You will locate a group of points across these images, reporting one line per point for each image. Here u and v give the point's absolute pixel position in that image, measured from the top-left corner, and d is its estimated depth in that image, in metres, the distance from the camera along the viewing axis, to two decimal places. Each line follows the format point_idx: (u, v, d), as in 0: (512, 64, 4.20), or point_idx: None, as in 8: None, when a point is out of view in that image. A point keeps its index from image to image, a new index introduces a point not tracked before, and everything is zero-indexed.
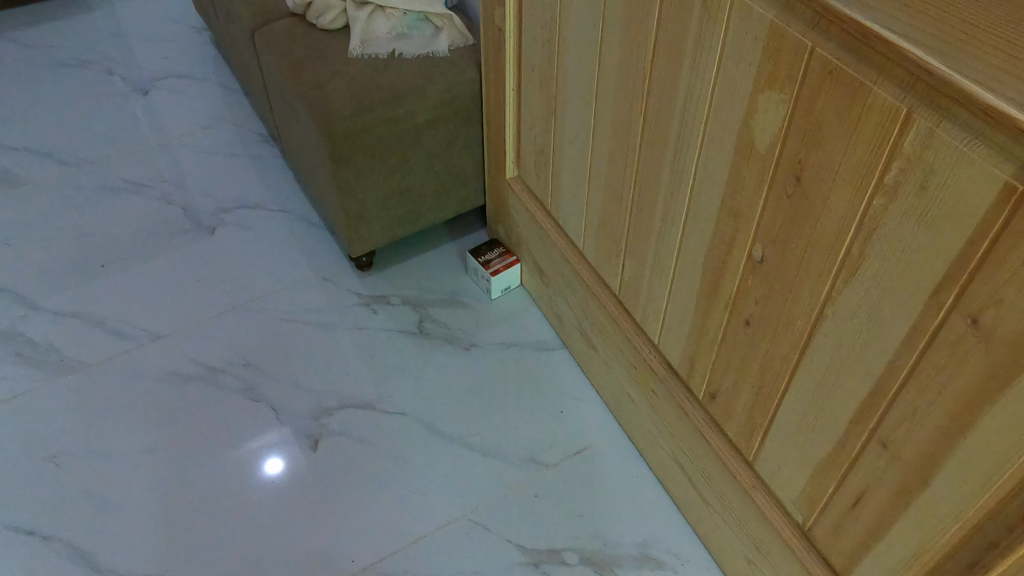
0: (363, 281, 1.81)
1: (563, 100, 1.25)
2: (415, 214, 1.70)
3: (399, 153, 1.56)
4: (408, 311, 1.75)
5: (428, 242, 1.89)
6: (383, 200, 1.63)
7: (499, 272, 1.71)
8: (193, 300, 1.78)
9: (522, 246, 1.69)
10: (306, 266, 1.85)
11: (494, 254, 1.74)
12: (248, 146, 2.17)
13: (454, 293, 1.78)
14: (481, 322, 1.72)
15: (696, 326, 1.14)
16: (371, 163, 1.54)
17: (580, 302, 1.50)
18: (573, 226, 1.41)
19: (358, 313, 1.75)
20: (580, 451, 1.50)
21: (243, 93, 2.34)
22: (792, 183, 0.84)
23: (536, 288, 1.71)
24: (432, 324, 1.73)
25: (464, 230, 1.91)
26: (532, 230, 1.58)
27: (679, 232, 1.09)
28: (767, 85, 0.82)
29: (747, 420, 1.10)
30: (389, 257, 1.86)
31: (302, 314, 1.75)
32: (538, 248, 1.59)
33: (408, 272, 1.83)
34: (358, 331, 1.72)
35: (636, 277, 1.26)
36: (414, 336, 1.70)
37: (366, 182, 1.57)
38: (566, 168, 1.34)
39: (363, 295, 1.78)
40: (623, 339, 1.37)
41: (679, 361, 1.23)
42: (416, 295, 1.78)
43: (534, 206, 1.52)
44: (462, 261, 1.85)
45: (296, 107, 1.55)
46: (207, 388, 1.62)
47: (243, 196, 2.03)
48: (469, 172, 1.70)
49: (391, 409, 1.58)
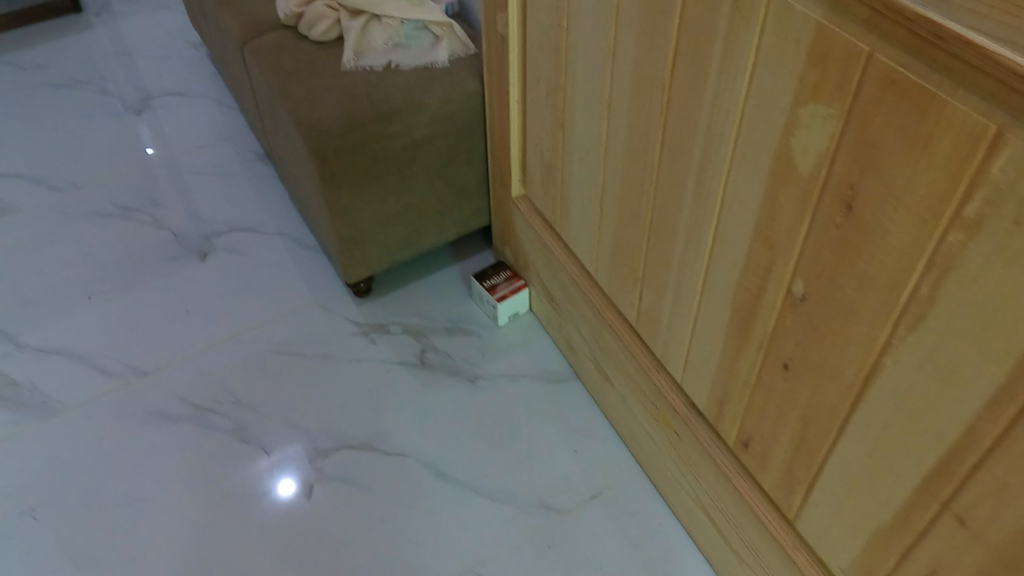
0: (363, 308, 1.70)
1: (571, 114, 1.13)
2: (415, 236, 1.59)
3: (396, 171, 1.44)
4: (410, 341, 1.63)
5: (431, 265, 1.77)
6: (380, 222, 1.51)
7: (506, 297, 1.57)
8: (182, 332, 1.68)
9: (529, 269, 1.55)
10: (302, 293, 1.74)
11: (500, 278, 1.61)
12: (244, 165, 2.07)
13: (458, 320, 1.66)
14: (486, 351, 1.59)
15: (726, 367, 1.00)
16: (365, 183, 1.43)
17: (591, 333, 1.36)
18: (582, 251, 1.28)
19: (356, 343, 1.64)
20: (597, 494, 1.37)
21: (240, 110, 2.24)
22: (841, 211, 0.71)
23: (544, 314, 1.57)
24: (435, 354, 1.60)
25: (469, 252, 1.79)
26: (538, 252, 1.44)
27: (704, 261, 0.94)
28: (812, 97, 0.69)
29: (786, 473, 0.97)
30: (390, 282, 1.75)
31: (298, 346, 1.64)
32: (545, 273, 1.45)
33: (409, 298, 1.71)
34: (357, 363, 1.60)
35: (653, 310, 1.12)
36: (416, 368, 1.58)
37: (361, 204, 1.46)
38: (574, 188, 1.21)
39: (361, 325, 1.67)
40: (641, 375, 1.23)
41: (705, 403, 1.09)
42: (418, 322, 1.66)
43: (540, 226, 1.39)
44: (467, 285, 1.72)
45: (285, 125, 1.44)
46: (195, 429, 1.51)
47: (238, 219, 1.92)
48: (473, 191, 1.58)
49: (391, 450, 1.46)
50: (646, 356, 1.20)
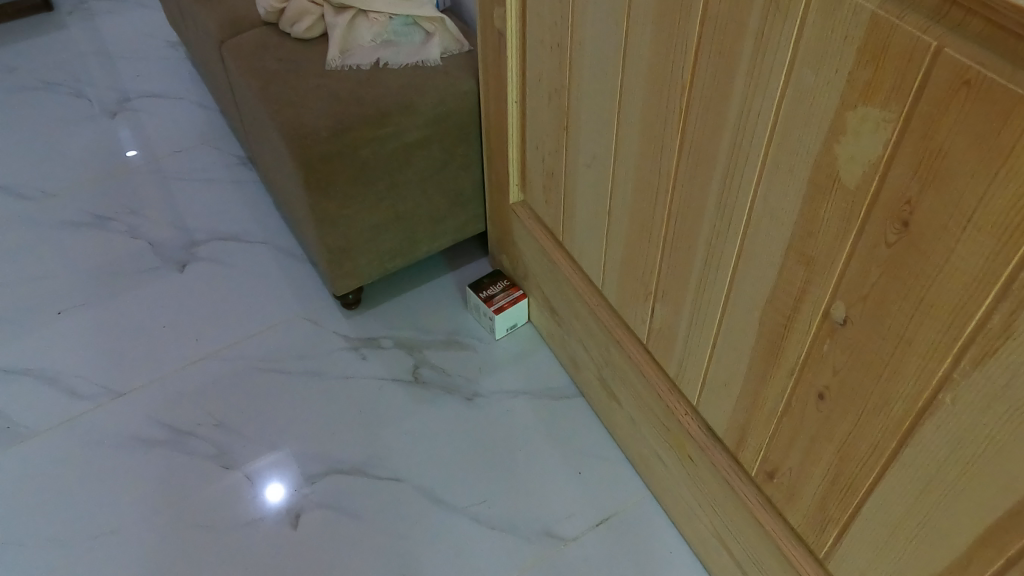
0: (352, 321, 1.60)
1: (575, 117, 1.04)
2: (407, 245, 1.49)
3: (387, 177, 1.35)
4: (403, 355, 1.53)
5: (424, 273, 1.67)
6: (369, 230, 1.41)
7: (504, 309, 1.45)
8: (159, 349, 1.58)
9: (527, 279, 1.44)
10: (288, 306, 1.65)
11: (498, 287, 1.49)
12: (226, 169, 1.97)
13: (453, 333, 1.55)
14: (482, 366, 1.49)
15: (748, 393, 0.90)
16: (354, 189, 1.33)
17: (595, 349, 1.25)
18: (586, 263, 1.17)
19: (345, 358, 1.54)
20: (605, 520, 1.28)
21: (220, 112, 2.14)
22: (895, 227, 0.63)
23: (542, 325, 1.46)
24: (429, 369, 1.50)
25: (464, 260, 1.68)
26: (537, 261, 1.34)
27: (727, 279, 0.85)
28: (863, 99, 0.61)
29: (817, 510, 0.88)
30: (381, 293, 1.64)
31: (284, 362, 1.54)
32: (545, 284, 1.35)
33: (401, 309, 1.61)
34: (347, 380, 1.51)
35: (665, 328, 1.01)
36: (409, 385, 1.48)
37: (350, 211, 1.36)
38: (577, 197, 1.11)
39: (351, 339, 1.57)
40: (652, 396, 1.12)
41: (725, 429, 0.98)
42: (411, 335, 1.56)
43: (539, 232, 1.28)
44: (462, 295, 1.62)
45: (267, 129, 1.34)
46: (174, 454, 1.41)
47: (219, 227, 1.82)
48: (468, 197, 1.48)
49: (384, 475, 1.37)
50: (658, 375, 1.09)
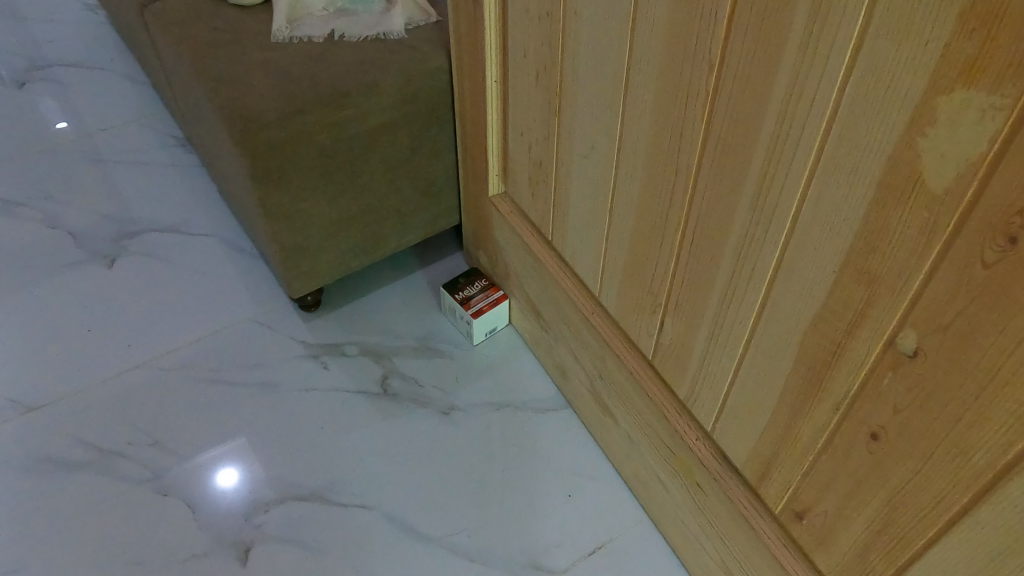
0: (310, 325, 1.40)
1: (569, 99, 0.88)
2: (373, 241, 1.32)
3: (347, 164, 1.17)
4: (369, 363, 1.33)
5: (392, 270, 1.46)
6: (328, 224, 1.23)
7: (483, 312, 1.27)
8: (82, 356, 1.37)
9: (506, 278, 1.28)
10: (233, 305, 1.45)
11: (476, 287, 1.31)
12: (160, 152, 1.76)
13: (425, 337, 1.35)
14: (460, 375, 1.29)
15: (778, 425, 0.77)
16: (310, 178, 1.15)
17: (587, 359, 1.11)
18: (579, 266, 1.03)
19: (303, 366, 1.34)
20: (598, 550, 1.11)
21: (150, 86, 1.92)
22: (998, 244, 0.49)
23: (523, 329, 1.30)
24: (399, 379, 1.30)
25: (436, 253, 1.49)
26: (519, 260, 1.19)
27: (761, 295, 0.72)
28: (965, 80, 0.47)
29: (858, 561, 0.75)
30: (343, 292, 1.44)
31: (232, 372, 1.35)
32: (528, 286, 1.20)
33: (367, 311, 1.41)
34: (306, 393, 1.31)
35: (678, 344, 0.87)
36: (376, 397, 1.28)
37: (306, 204, 1.18)
38: (570, 191, 0.96)
39: (309, 347, 1.37)
40: (655, 416, 0.98)
41: (745, 461, 0.85)
42: (378, 341, 1.36)
43: (524, 229, 1.12)
44: (435, 295, 1.41)
45: (204, 109, 1.15)
46: (99, 479, 1.21)
47: (152, 216, 1.62)
48: (440, 187, 1.32)
49: (348, 500, 1.18)
50: (665, 396, 0.95)
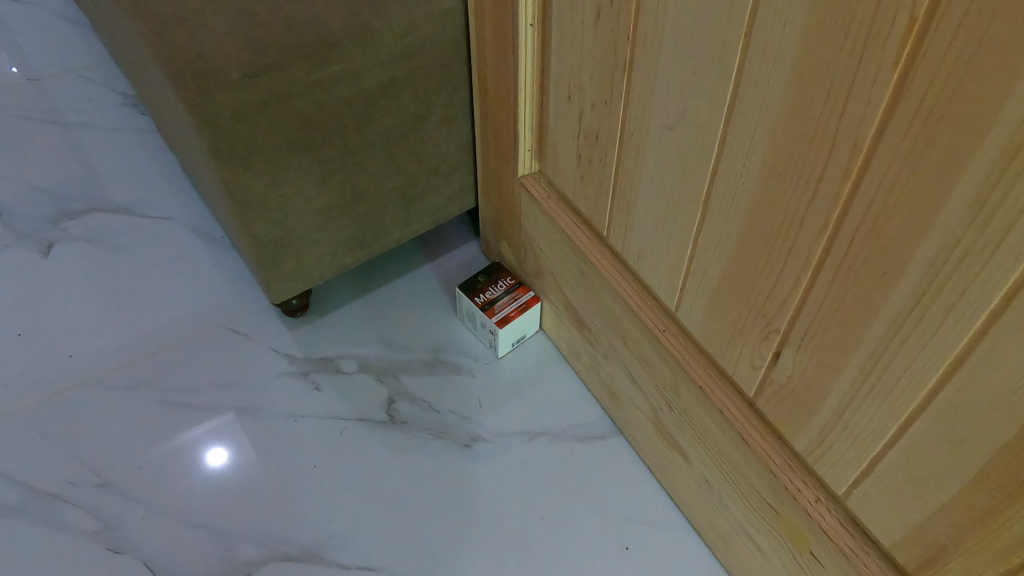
0: (296, 334, 1.13)
1: (645, 46, 0.63)
2: (371, 233, 1.06)
3: (337, 138, 0.91)
4: (371, 383, 1.07)
5: (393, 265, 1.20)
6: (314, 214, 0.97)
7: (511, 320, 1.02)
8: (10, 369, 1.11)
9: (536, 278, 1.03)
10: (198, 307, 1.19)
11: (500, 288, 1.06)
12: (107, 115, 1.48)
13: (440, 348, 1.10)
14: (484, 398, 1.04)
15: (972, 508, 0.53)
16: (289, 158, 0.89)
17: (650, 385, 0.87)
18: (647, 271, 0.78)
19: (289, 384, 1.08)
20: None
21: (92, 33, 1.63)
22: None
23: (557, 338, 1.06)
24: (410, 404, 1.04)
25: (444, 241, 1.23)
26: (556, 259, 0.94)
27: (970, 335, 0.47)
28: None
29: None
30: (334, 291, 1.17)
31: (200, 392, 1.09)
32: (567, 292, 0.96)
33: (367, 315, 1.14)
34: (294, 421, 1.04)
35: (803, 383, 0.63)
36: (382, 426, 1.03)
37: (287, 191, 0.92)
38: (640, 175, 0.71)
39: (295, 365, 1.10)
40: (753, 466, 0.75)
41: (900, 542, 0.61)
42: (380, 354, 1.10)
43: (566, 221, 0.88)
44: (449, 295, 1.16)
45: (143, 59, 0.87)
46: (32, 530, 0.96)
47: (97, 194, 1.35)
48: (452, 165, 1.06)
49: (349, 562, 0.92)
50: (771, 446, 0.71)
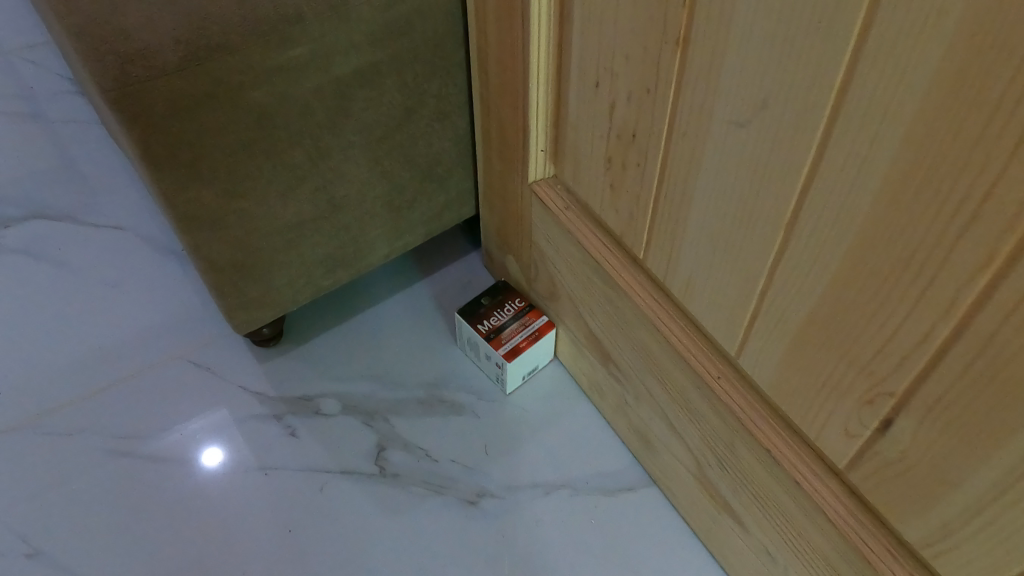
0: (267, 368, 0.95)
1: (710, 10, 0.46)
2: (354, 249, 0.89)
3: (307, 139, 0.74)
4: (356, 427, 0.90)
5: (381, 281, 1.02)
6: (282, 231, 0.80)
7: (521, 351, 0.86)
8: None
9: (551, 300, 0.87)
10: (152, 330, 1.01)
11: (507, 312, 0.89)
12: (51, 107, 1.30)
13: (438, 383, 0.93)
14: (490, 443, 0.88)
15: None
16: (247, 165, 0.71)
17: (696, 437, 0.71)
18: (699, 303, 0.62)
19: (259, 429, 0.90)
20: None
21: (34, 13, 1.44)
22: None
23: (576, 370, 0.90)
24: (403, 452, 0.87)
25: (438, 253, 1.05)
26: (577, 282, 0.78)
27: None
28: None
29: None
30: (310, 315, 0.99)
31: (150, 439, 0.90)
32: (589, 321, 0.80)
33: (351, 344, 0.96)
34: (265, 476, 0.86)
35: (930, 463, 0.47)
36: (369, 480, 0.86)
37: (247, 205, 0.75)
38: (696, 184, 0.55)
39: (265, 407, 0.92)
40: (840, 551, 0.58)
41: None
42: (366, 391, 0.92)
43: (590, 239, 0.71)
44: (446, 318, 0.98)
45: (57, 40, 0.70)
46: None
47: (37, 199, 1.17)
48: (447, 166, 0.89)
49: None
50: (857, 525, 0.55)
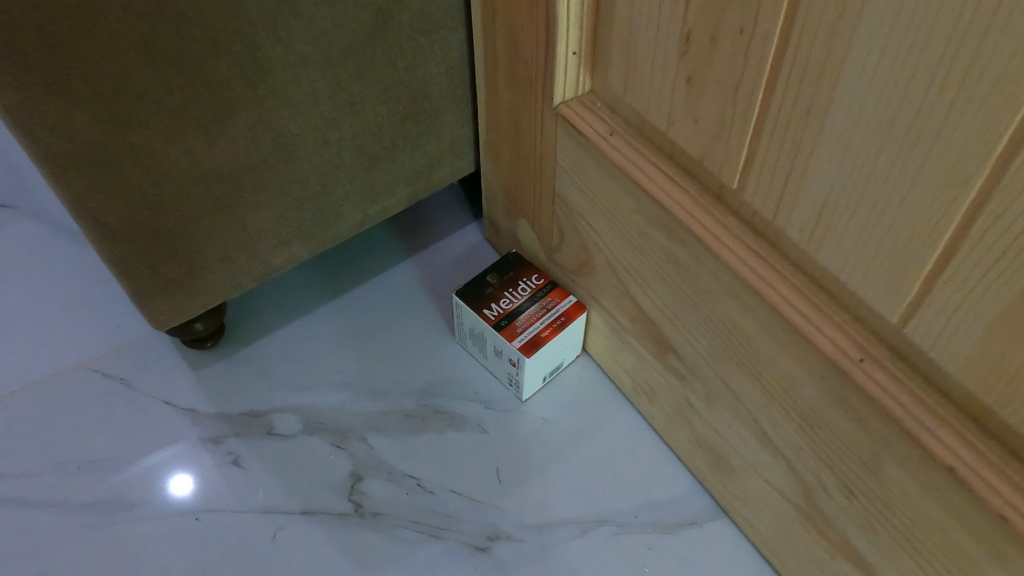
0: (197, 375, 0.69)
1: None
2: (319, 216, 0.65)
3: (237, 46, 0.50)
4: (322, 448, 0.65)
5: (354, 259, 0.77)
6: (213, 185, 0.55)
7: (543, 342, 0.64)
8: None
9: (582, 276, 0.65)
10: (30, 318, 0.73)
11: (522, 293, 0.67)
12: None
13: (433, 387, 0.69)
14: (503, 466, 0.65)
15: None
16: (146, 76, 0.47)
17: (808, 449, 0.50)
18: (843, 247, 0.40)
19: (188, 455, 0.64)
20: None
21: None
22: None
23: (615, 367, 0.69)
24: (386, 483, 0.63)
25: (424, 222, 0.81)
26: (625, 243, 0.57)
27: None
28: None
29: None
30: (255, 303, 0.74)
31: (25, 476, 0.63)
32: (642, 299, 0.59)
33: (316, 341, 0.71)
34: (194, 522, 0.61)
35: None
36: (341, 523, 0.61)
37: (155, 139, 0.50)
38: (870, 42, 0.33)
39: (194, 430, 0.65)
40: None
41: None
42: (335, 401, 0.68)
43: (648, 175, 0.50)
44: (442, 305, 0.74)
45: None
46: None
47: None
48: (440, 101, 0.66)
49: None
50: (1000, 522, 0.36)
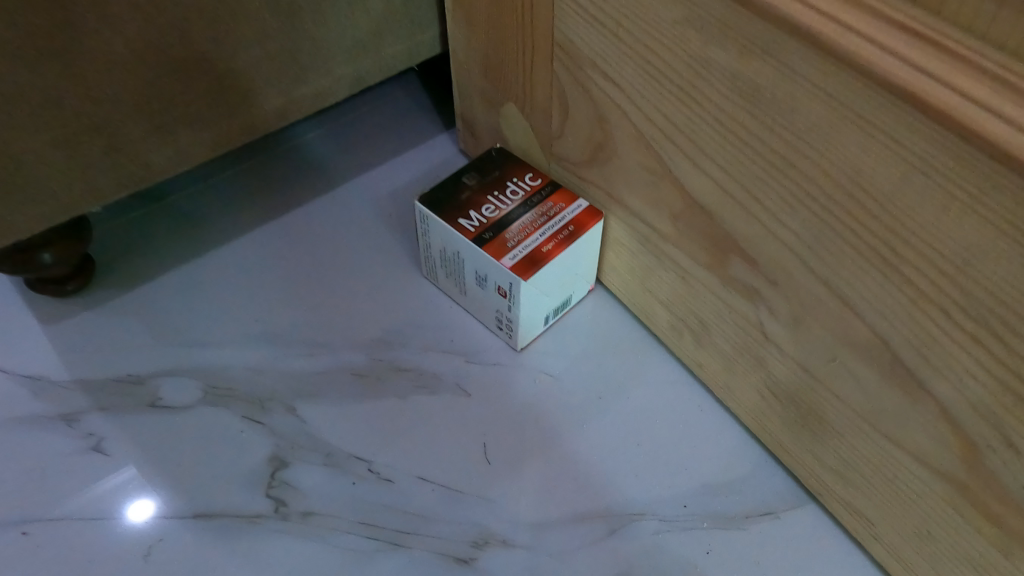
0: (52, 332, 0.49)
1: None
2: (221, 93, 0.46)
3: None
4: (231, 424, 0.45)
5: (285, 180, 0.58)
6: (21, 8, 0.36)
7: (545, 259, 0.45)
8: None
9: (595, 169, 0.46)
10: None
11: (513, 198, 0.48)
12: None
13: (392, 336, 0.50)
14: (493, 439, 0.45)
15: None
16: None
17: (983, 376, 0.31)
18: None
19: (26, 442, 0.44)
20: None
21: None
22: None
23: (644, 300, 0.49)
24: (321, 469, 0.43)
25: (380, 132, 0.61)
26: (666, 86, 0.38)
27: None
28: None
29: None
30: (145, 238, 0.54)
31: None
32: (690, 178, 0.39)
33: (230, 282, 0.52)
34: (19, 538, 0.40)
35: None
36: (251, 531, 0.41)
37: None
38: None
39: (36, 407, 0.45)
40: None
41: None
42: (253, 359, 0.48)
43: None
44: (404, 232, 0.55)
45: None
46: None
47: None
48: None
49: None
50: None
